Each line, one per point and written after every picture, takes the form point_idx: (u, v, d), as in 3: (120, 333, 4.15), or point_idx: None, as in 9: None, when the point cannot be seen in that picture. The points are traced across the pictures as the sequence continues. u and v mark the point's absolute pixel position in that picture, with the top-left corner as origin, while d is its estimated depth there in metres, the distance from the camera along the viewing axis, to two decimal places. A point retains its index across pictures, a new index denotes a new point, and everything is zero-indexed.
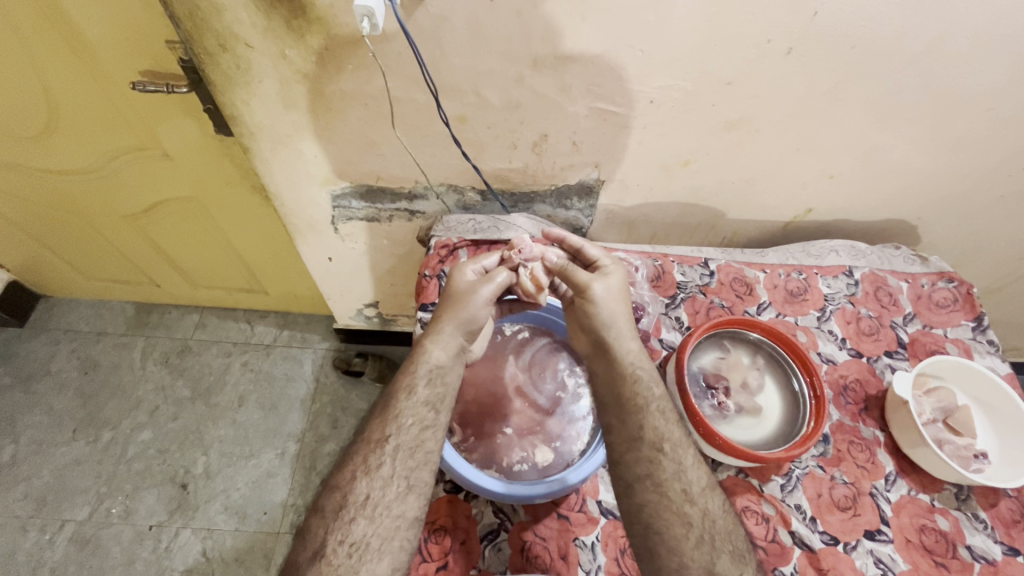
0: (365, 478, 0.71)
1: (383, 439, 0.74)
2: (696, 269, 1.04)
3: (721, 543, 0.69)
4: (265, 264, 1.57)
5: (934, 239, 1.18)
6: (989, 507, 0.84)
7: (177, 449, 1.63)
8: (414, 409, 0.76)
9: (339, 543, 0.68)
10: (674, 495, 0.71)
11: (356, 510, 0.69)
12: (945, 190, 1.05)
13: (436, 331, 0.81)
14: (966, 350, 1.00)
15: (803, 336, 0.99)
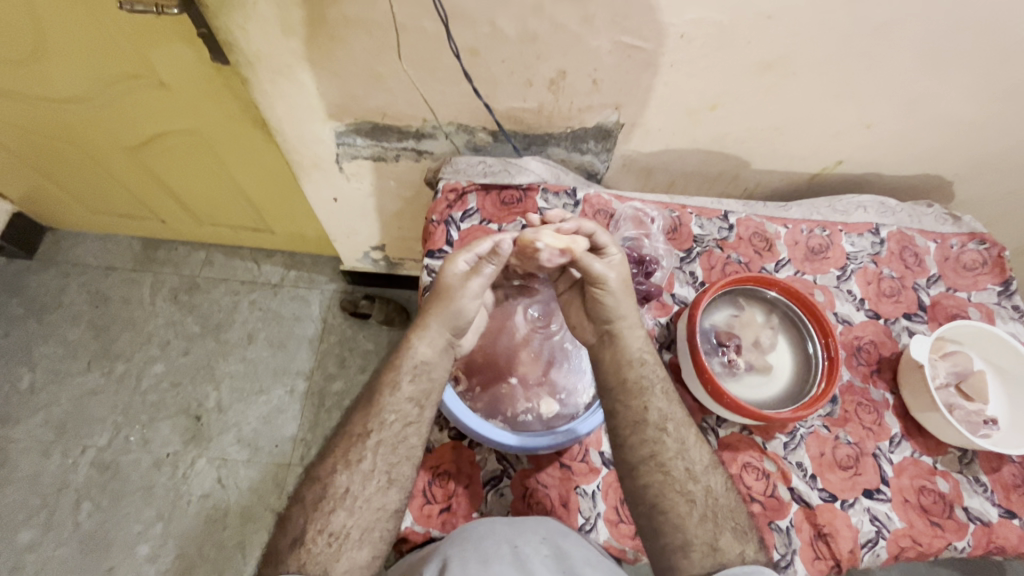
0: (346, 470, 0.70)
1: (366, 433, 0.72)
2: (715, 222, 1.00)
3: (724, 520, 0.69)
4: (271, 202, 1.54)
5: (967, 197, 1.12)
6: (991, 471, 0.84)
7: (190, 383, 1.68)
8: (397, 406, 0.73)
9: (319, 532, 0.67)
10: (676, 474, 0.71)
11: (336, 501, 0.68)
12: (989, 143, 0.98)
13: (422, 327, 0.77)
14: (988, 315, 0.96)
15: (821, 295, 0.95)
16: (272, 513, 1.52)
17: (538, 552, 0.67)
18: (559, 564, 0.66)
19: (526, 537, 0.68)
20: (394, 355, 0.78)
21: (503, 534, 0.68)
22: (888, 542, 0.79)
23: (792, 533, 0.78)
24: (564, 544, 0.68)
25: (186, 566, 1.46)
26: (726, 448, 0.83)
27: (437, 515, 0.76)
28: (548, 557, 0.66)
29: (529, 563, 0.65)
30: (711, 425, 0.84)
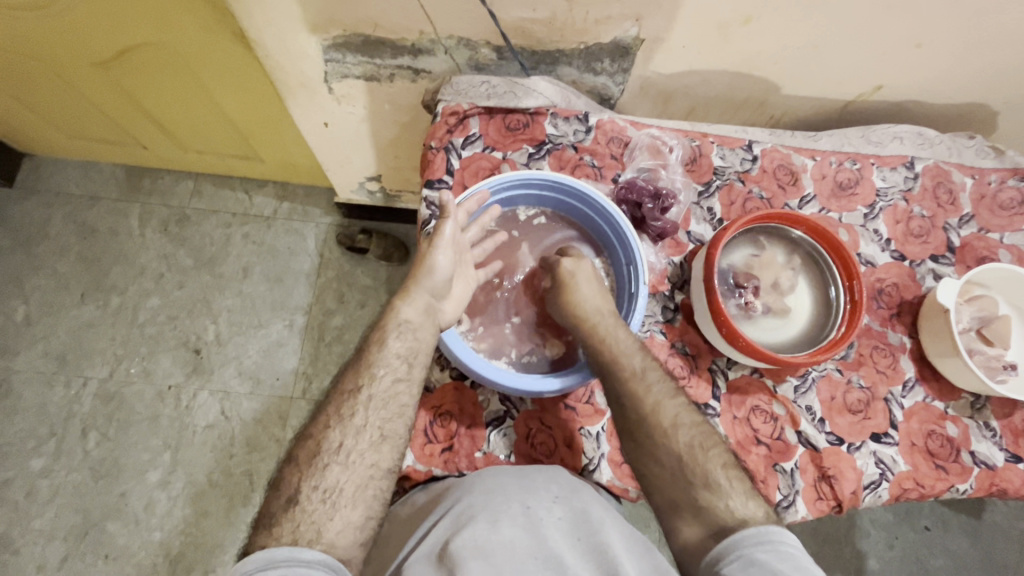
0: (338, 425, 0.66)
1: (359, 389, 0.67)
2: (737, 152, 0.92)
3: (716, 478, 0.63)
4: (258, 128, 1.43)
5: (1012, 129, 1.03)
6: (1003, 417, 0.83)
7: (187, 317, 1.65)
8: (391, 362, 0.69)
9: (313, 489, 0.62)
10: (642, 441, 0.67)
11: (329, 456, 0.64)
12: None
13: (414, 289, 0.72)
14: (1020, 258, 0.91)
15: (845, 235, 0.90)
16: (277, 443, 1.55)
17: (551, 515, 0.65)
18: (574, 525, 0.66)
19: (538, 497, 0.67)
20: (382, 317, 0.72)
21: (513, 493, 0.67)
22: (890, 484, 0.79)
23: (796, 475, 0.78)
24: (578, 504, 0.67)
25: (196, 492, 1.50)
26: (736, 392, 0.81)
27: (439, 454, 0.75)
28: (563, 519, 0.65)
29: (540, 525, 0.64)
30: (721, 367, 0.81)
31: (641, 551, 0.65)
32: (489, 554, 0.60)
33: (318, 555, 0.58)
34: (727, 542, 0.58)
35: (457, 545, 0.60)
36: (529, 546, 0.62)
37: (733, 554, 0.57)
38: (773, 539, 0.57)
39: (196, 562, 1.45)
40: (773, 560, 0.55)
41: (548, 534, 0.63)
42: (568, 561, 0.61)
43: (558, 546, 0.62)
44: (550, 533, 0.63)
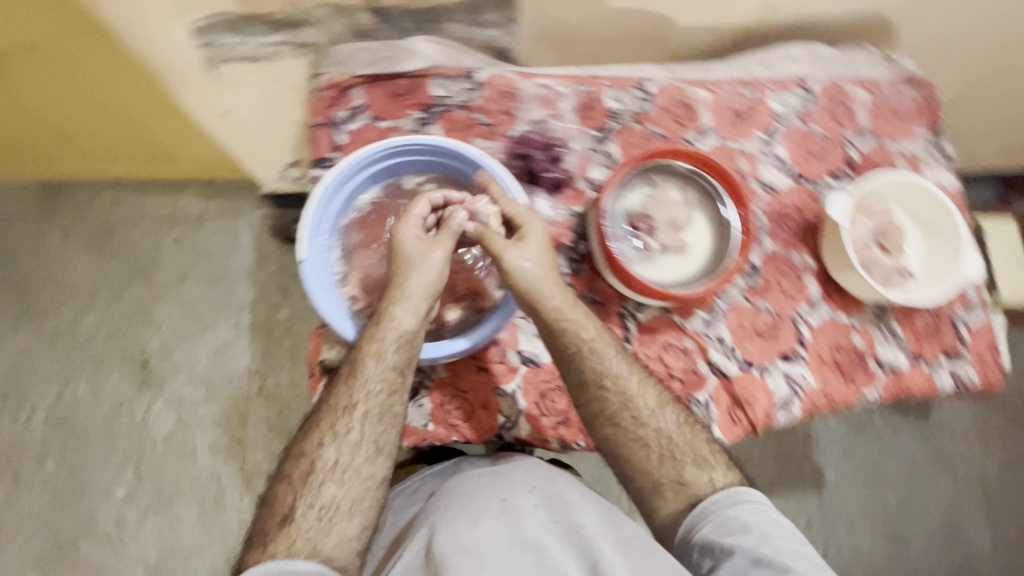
0: (333, 444, 0.69)
1: (351, 405, 0.69)
2: (631, 93, 0.90)
3: (681, 453, 0.72)
4: (167, 138, 1.33)
5: (923, 33, 1.00)
6: (906, 322, 0.86)
7: (132, 331, 1.60)
8: (382, 376, 0.69)
9: (310, 507, 0.67)
10: (625, 423, 0.72)
11: (323, 475, 0.68)
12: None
13: (399, 294, 0.71)
14: (915, 165, 0.92)
15: (745, 163, 0.89)
16: (241, 443, 1.55)
17: (527, 503, 0.73)
18: (551, 508, 0.73)
19: (512, 488, 0.74)
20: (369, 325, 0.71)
21: (491, 488, 0.74)
22: (801, 400, 0.81)
23: (710, 404, 0.80)
24: (552, 489, 0.75)
25: (165, 501, 1.50)
26: (647, 332, 0.81)
27: None
28: (538, 505, 0.73)
29: (517, 513, 0.71)
30: (630, 311, 0.82)
31: (617, 525, 0.73)
32: (473, 549, 0.67)
33: (309, 565, 0.63)
34: (705, 505, 0.70)
35: (442, 545, 0.68)
36: (506, 532, 0.69)
37: (709, 513, 0.70)
38: (741, 497, 0.70)
39: (176, 567, 1.47)
40: (744, 515, 0.69)
41: (526, 521, 0.71)
42: (545, 542, 0.69)
43: (536, 531, 0.70)
44: (528, 518, 0.71)
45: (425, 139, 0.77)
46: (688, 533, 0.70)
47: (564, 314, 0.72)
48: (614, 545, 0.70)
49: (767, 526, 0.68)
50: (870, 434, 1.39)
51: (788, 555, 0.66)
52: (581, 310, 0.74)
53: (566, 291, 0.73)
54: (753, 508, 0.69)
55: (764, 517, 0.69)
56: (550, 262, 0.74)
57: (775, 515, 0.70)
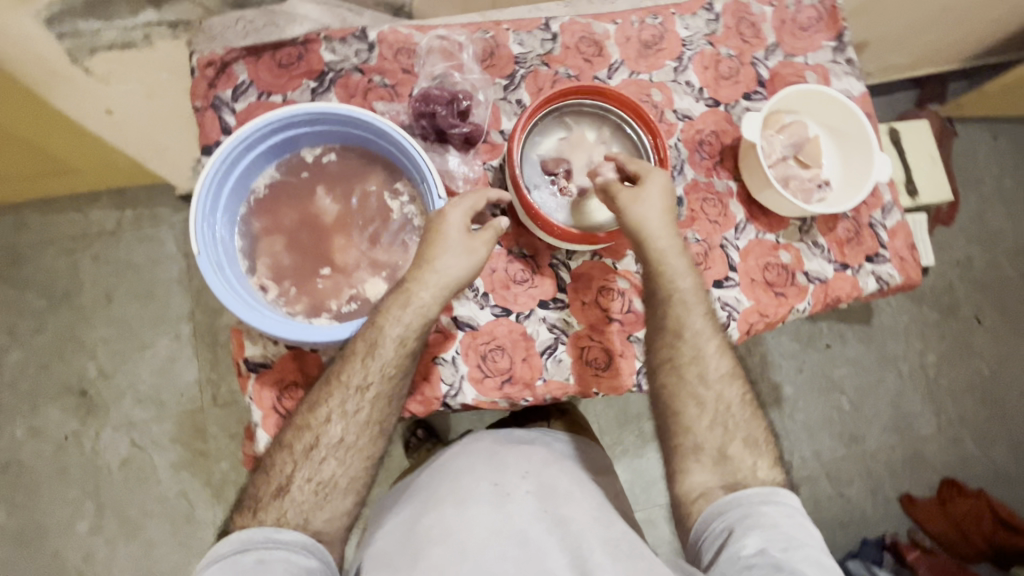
0: (340, 421, 0.66)
1: (363, 385, 0.66)
2: (536, 35, 0.86)
3: (736, 428, 0.73)
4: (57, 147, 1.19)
5: None
6: (829, 233, 0.87)
7: (62, 363, 1.49)
8: (399, 361, 0.66)
9: (307, 480, 0.65)
10: (689, 379, 0.73)
11: (326, 450, 0.66)
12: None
13: (424, 276, 0.66)
14: (824, 77, 0.92)
15: (658, 95, 0.87)
16: (204, 456, 1.49)
17: (517, 489, 0.72)
18: (540, 497, 0.72)
19: (506, 475, 0.74)
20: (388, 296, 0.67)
21: (483, 473, 0.74)
22: (738, 322, 0.83)
23: None
24: (543, 479, 0.74)
25: (132, 529, 1.44)
26: (581, 279, 0.80)
27: None
28: (529, 492, 0.72)
29: (507, 501, 0.71)
30: (561, 260, 0.80)
31: (609, 524, 0.71)
32: (458, 536, 0.67)
33: (296, 536, 0.62)
34: (733, 496, 0.68)
35: (427, 530, 0.69)
36: (493, 520, 0.69)
37: (735, 506, 0.67)
38: (777, 499, 0.67)
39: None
40: (774, 514, 0.65)
41: (515, 511, 0.70)
42: (531, 533, 0.68)
43: (523, 520, 0.69)
44: (516, 508, 0.70)
45: (310, 105, 0.65)
46: (710, 523, 0.68)
47: (664, 256, 0.74)
48: (598, 541, 0.68)
49: (798, 533, 0.64)
50: (821, 346, 1.45)
51: (810, 565, 0.61)
52: (683, 257, 0.74)
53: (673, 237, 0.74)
54: (786, 510, 0.65)
55: (795, 521, 0.65)
56: (665, 210, 0.73)
57: (813, 530, 0.65)
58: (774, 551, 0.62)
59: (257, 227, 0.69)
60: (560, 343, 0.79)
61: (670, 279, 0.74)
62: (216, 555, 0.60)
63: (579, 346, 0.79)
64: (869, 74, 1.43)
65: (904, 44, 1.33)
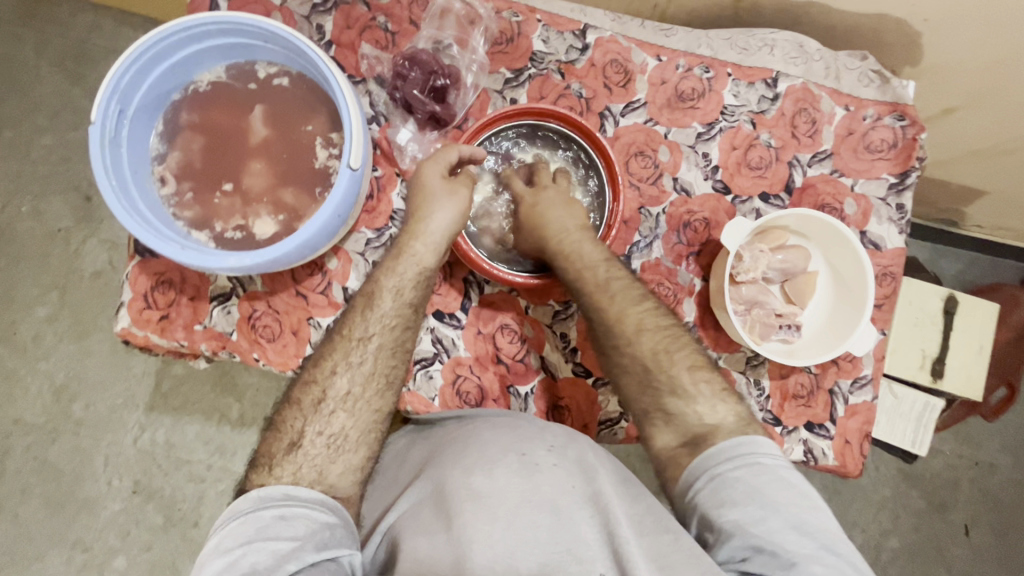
0: (346, 373, 0.61)
1: (365, 337, 0.62)
2: (566, 38, 0.77)
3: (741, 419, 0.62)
4: None
5: (950, 68, 0.79)
6: (777, 378, 0.77)
7: (52, 135, 1.18)
8: (399, 312, 0.63)
9: (318, 434, 0.59)
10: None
11: (336, 403, 0.60)
12: (1018, 29, 0.69)
13: (419, 230, 0.66)
14: (864, 212, 0.78)
15: (666, 154, 0.77)
16: None
17: (545, 461, 0.57)
18: (572, 471, 0.57)
19: (531, 443, 0.59)
20: (387, 259, 0.66)
21: (505, 442, 0.59)
22: (628, 424, 0.75)
23: (529, 400, 0.74)
24: (573, 450, 0.59)
25: (80, 332, 1.17)
26: (486, 308, 0.75)
27: (155, 321, 0.72)
28: (558, 464, 0.57)
29: (536, 470, 0.56)
30: (477, 279, 0.75)
31: (633, 497, 0.56)
32: (485, 501, 0.53)
33: (315, 493, 0.55)
34: (701, 462, 0.56)
35: (450, 494, 0.55)
36: (520, 489, 0.54)
37: (707, 471, 0.55)
38: (749, 454, 0.54)
39: (77, 395, 1.16)
40: (745, 477, 0.53)
41: (545, 481, 0.55)
42: (564, 504, 0.54)
43: (555, 489, 0.54)
44: (546, 479, 0.55)
45: (261, 20, 0.61)
46: (685, 492, 0.56)
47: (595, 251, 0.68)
48: (625, 514, 0.54)
49: (778, 494, 0.52)
50: None
51: (797, 530, 0.51)
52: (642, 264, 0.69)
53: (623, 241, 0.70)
54: (760, 470, 0.53)
55: (773, 480, 0.53)
56: (572, 211, 0.71)
57: (794, 480, 0.54)
58: (756, 529, 0.51)
59: (183, 119, 0.67)
60: (438, 361, 0.74)
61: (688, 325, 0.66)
62: (232, 512, 0.52)
63: (456, 372, 0.74)
64: (980, 228, 1.18)
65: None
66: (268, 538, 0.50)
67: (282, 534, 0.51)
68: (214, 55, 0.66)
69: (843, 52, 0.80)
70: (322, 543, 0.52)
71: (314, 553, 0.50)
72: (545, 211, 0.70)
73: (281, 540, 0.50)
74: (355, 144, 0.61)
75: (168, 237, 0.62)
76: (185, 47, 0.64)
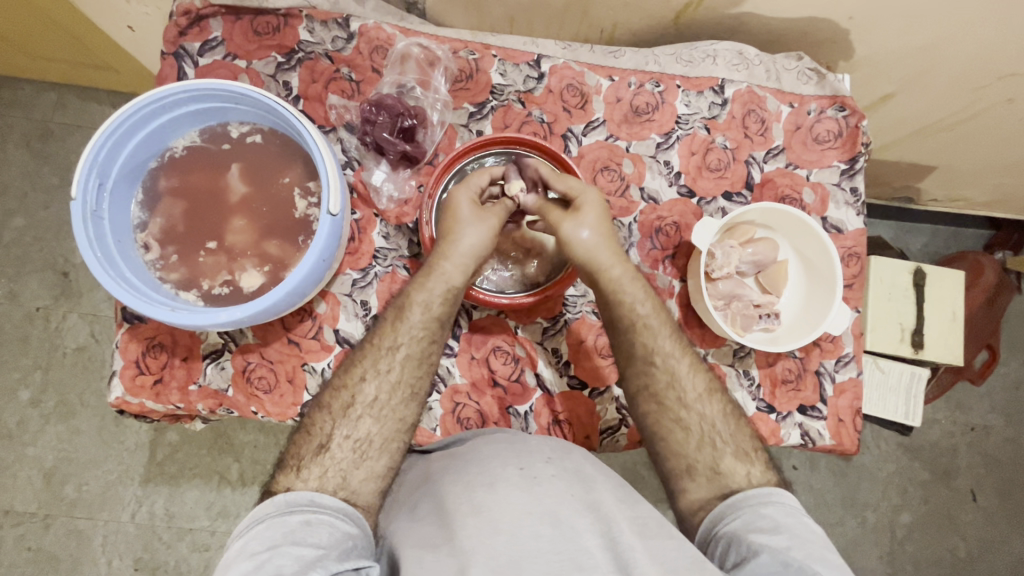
0: (374, 380, 0.64)
1: (393, 346, 0.65)
2: (522, 69, 0.81)
3: (730, 423, 0.65)
4: (39, 65, 1.11)
5: (881, 58, 0.85)
6: (765, 366, 0.79)
7: (23, 217, 1.18)
8: (427, 324, 0.65)
9: (345, 438, 0.61)
10: (674, 382, 0.66)
11: (362, 409, 0.62)
12: (934, 17, 0.74)
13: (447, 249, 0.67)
14: (822, 199, 0.83)
15: (630, 166, 0.81)
16: None
17: (544, 473, 0.58)
18: (570, 484, 0.57)
19: (530, 457, 0.60)
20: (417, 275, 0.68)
21: (505, 456, 0.60)
22: (629, 430, 0.76)
23: (529, 418, 0.75)
24: (571, 464, 0.60)
25: (66, 412, 1.15)
26: (478, 333, 0.77)
27: (150, 386, 0.72)
28: (556, 477, 0.57)
29: (537, 483, 0.57)
30: (465, 306, 0.77)
31: (633, 503, 0.58)
32: (485, 514, 0.53)
33: (337, 502, 0.57)
34: (732, 500, 0.60)
35: (452, 507, 0.55)
36: (522, 504, 0.54)
37: (737, 510, 0.59)
38: (776, 498, 0.59)
39: (69, 476, 1.13)
40: (775, 515, 0.58)
41: (546, 493, 0.55)
42: (566, 515, 0.54)
43: (556, 501, 0.55)
44: (547, 491, 0.56)
45: (231, 84, 0.64)
46: (713, 528, 0.60)
47: (620, 286, 0.68)
48: (628, 523, 0.54)
49: (803, 531, 0.56)
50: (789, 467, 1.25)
51: (818, 560, 0.53)
52: (637, 285, 0.69)
53: (627, 266, 0.69)
54: (787, 507, 0.58)
55: (800, 522, 0.57)
56: (606, 239, 0.69)
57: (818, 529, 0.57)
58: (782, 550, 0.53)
59: (162, 185, 0.69)
60: (436, 391, 0.75)
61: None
62: (258, 517, 0.55)
63: (455, 400, 0.75)
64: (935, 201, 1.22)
65: (980, 181, 1.11)
66: (293, 542, 0.52)
67: (306, 538, 0.52)
68: (186, 121, 0.69)
69: (780, 55, 0.85)
70: (345, 552, 0.53)
71: (337, 562, 0.51)
72: (562, 233, 0.69)
73: (306, 544, 0.52)
74: (333, 191, 0.63)
75: (158, 301, 0.63)
76: (158, 116, 0.66)
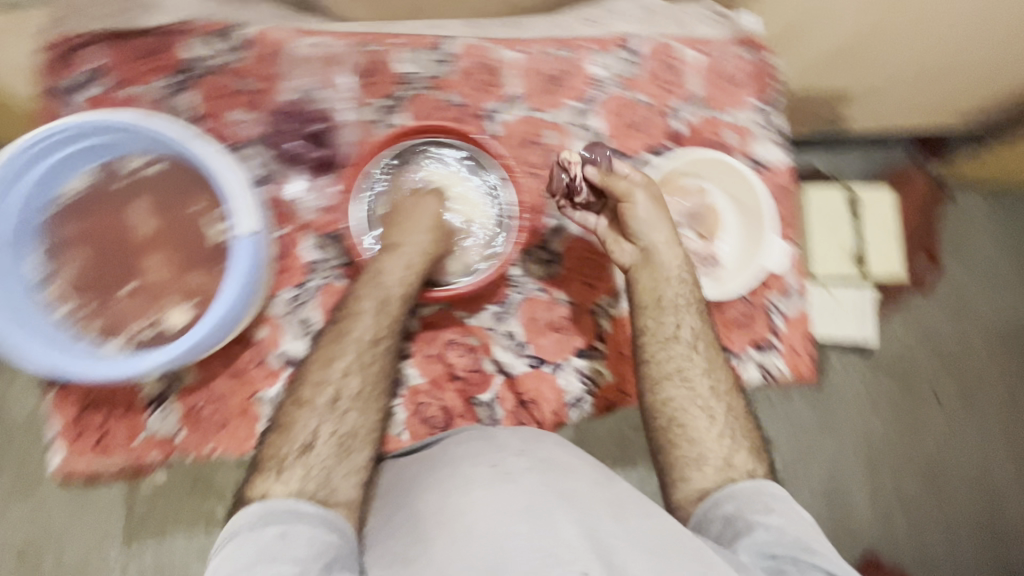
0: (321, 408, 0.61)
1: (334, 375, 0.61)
2: (429, 54, 0.78)
3: (689, 375, 0.66)
4: None
5: None
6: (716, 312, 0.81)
7: None
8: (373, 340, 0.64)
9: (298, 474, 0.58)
10: None
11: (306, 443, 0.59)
12: None
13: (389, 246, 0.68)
14: (744, 138, 0.84)
15: (554, 136, 0.81)
16: None
17: (518, 466, 0.57)
18: (541, 474, 0.57)
19: (501, 454, 0.59)
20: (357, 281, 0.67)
21: (476, 455, 0.59)
22: (594, 398, 0.76)
23: (494, 405, 0.75)
24: (542, 454, 0.60)
25: None
26: (428, 330, 0.75)
27: (94, 446, 0.68)
28: (529, 469, 0.57)
29: (511, 477, 0.56)
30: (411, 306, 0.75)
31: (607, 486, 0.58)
32: (462, 519, 0.52)
33: (315, 508, 0.55)
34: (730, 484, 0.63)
35: (425, 517, 0.54)
36: (497, 500, 0.53)
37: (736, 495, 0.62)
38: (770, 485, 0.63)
39: None
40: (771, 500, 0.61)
41: (519, 485, 0.54)
42: (542, 505, 0.52)
43: (529, 494, 0.54)
44: (521, 482, 0.55)
45: (114, 115, 0.59)
46: (710, 509, 0.62)
47: (665, 256, 0.68)
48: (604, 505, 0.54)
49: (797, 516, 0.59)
50: None
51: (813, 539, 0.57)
52: (677, 254, 0.68)
53: (673, 236, 0.68)
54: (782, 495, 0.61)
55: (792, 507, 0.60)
56: (661, 211, 0.67)
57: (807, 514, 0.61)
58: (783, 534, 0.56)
59: (64, 234, 0.64)
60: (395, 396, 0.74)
61: (665, 279, 0.68)
62: (232, 532, 0.53)
63: (417, 401, 0.74)
64: None
65: None
66: (268, 559, 0.50)
67: (283, 553, 0.50)
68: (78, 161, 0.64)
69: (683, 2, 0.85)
70: (327, 563, 0.50)
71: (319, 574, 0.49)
72: (629, 204, 0.67)
73: (282, 558, 0.50)
74: (246, 210, 0.60)
75: (80, 354, 0.59)
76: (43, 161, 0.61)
